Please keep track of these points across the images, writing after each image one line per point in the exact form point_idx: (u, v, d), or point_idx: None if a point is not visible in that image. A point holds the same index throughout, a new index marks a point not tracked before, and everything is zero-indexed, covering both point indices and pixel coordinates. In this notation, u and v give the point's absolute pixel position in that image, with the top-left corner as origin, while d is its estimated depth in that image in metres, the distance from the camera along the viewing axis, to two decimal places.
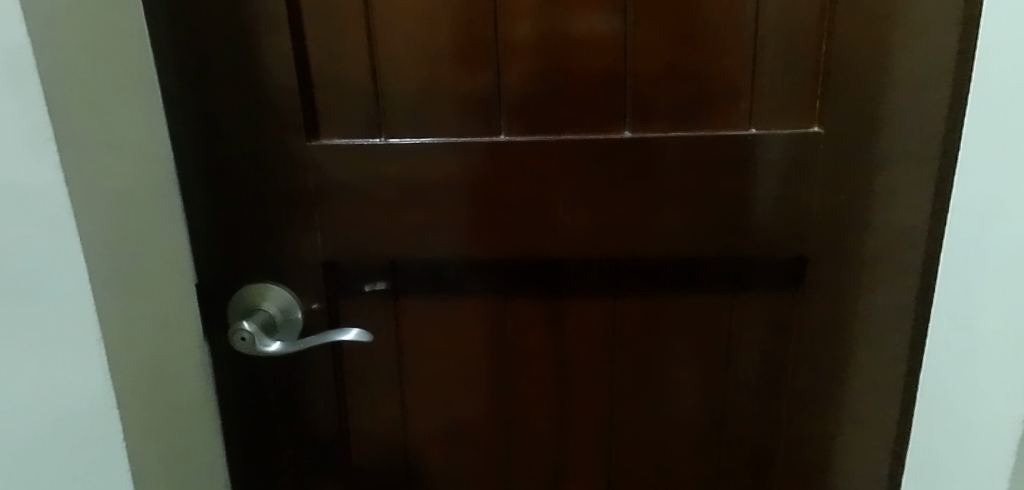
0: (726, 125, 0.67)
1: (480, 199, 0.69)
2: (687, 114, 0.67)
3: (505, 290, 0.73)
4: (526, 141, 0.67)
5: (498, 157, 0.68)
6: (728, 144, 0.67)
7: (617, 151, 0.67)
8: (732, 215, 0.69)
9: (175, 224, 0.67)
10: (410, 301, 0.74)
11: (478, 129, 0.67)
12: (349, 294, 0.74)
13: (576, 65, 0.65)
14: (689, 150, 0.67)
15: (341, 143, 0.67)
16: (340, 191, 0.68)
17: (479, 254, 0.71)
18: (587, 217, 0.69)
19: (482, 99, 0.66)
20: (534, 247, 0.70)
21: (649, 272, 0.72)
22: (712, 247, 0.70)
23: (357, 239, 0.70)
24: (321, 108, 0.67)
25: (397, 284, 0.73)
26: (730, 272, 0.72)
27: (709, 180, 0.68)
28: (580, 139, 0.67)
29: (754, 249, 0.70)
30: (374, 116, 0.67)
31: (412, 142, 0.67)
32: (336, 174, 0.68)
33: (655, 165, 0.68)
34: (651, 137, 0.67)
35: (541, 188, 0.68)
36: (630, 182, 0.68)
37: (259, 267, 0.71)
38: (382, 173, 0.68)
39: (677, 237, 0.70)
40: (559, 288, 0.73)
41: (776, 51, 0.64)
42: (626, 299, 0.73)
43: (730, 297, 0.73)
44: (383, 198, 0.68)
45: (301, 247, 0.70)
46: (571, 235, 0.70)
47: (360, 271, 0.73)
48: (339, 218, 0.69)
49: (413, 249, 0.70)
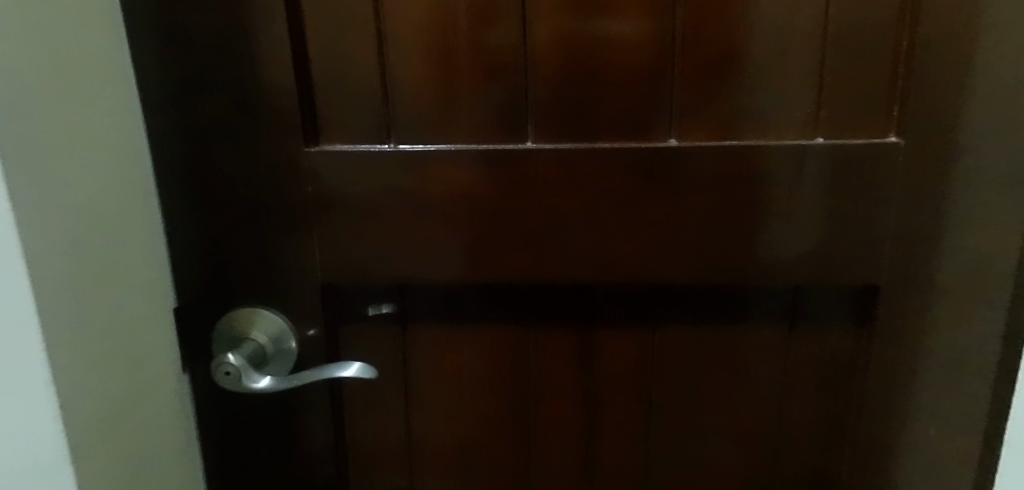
0: (788, 133, 0.58)
1: (503, 215, 0.60)
2: (743, 120, 0.58)
3: (528, 318, 0.64)
4: (557, 150, 0.58)
5: (524, 168, 0.59)
6: (788, 156, 0.58)
7: (661, 162, 0.58)
8: (791, 237, 0.60)
9: (154, 243, 0.59)
10: (420, 330, 0.65)
11: (501, 136, 0.59)
12: (351, 320, 0.65)
13: (617, 65, 0.56)
14: (743, 162, 0.58)
15: (346, 150, 0.59)
16: (343, 205, 0.60)
17: (500, 277, 0.62)
18: (625, 237, 0.60)
19: (507, 101, 0.58)
20: (563, 271, 0.61)
21: (693, 300, 0.63)
22: (767, 273, 0.61)
23: (361, 259, 0.61)
24: (321, 109, 0.58)
25: (405, 309, 0.65)
26: (787, 302, 0.63)
27: (765, 197, 0.59)
28: (619, 147, 0.58)
29: (815, 275, 0.61)
30: (383, 120, 0.58)
31: (427, 148, 0.58)
32: (338, 184, 0.59)
33: (705, 179, 0.59)
34: (700, 146, 0.58)
35: (573, 204, 0.60)
36: (675, 198, 0.59)
37: (248, 289, 0.62)
38: (391, 184, 0.59)
39: (728, 261, 0.61)
40: (590, 318, 0.64)
41: (851, 49, 0.55)
42: (666, 331, 0.64)
43: (786, 332, 0.63)
44: (392, 213, 0.60)
45: (299, 267, 0.62)
46: (606, 258, 0.61)
47: (364, 294, 0.64)
48: (341, 235, 0.61)
49: (425, 270, 0.62)
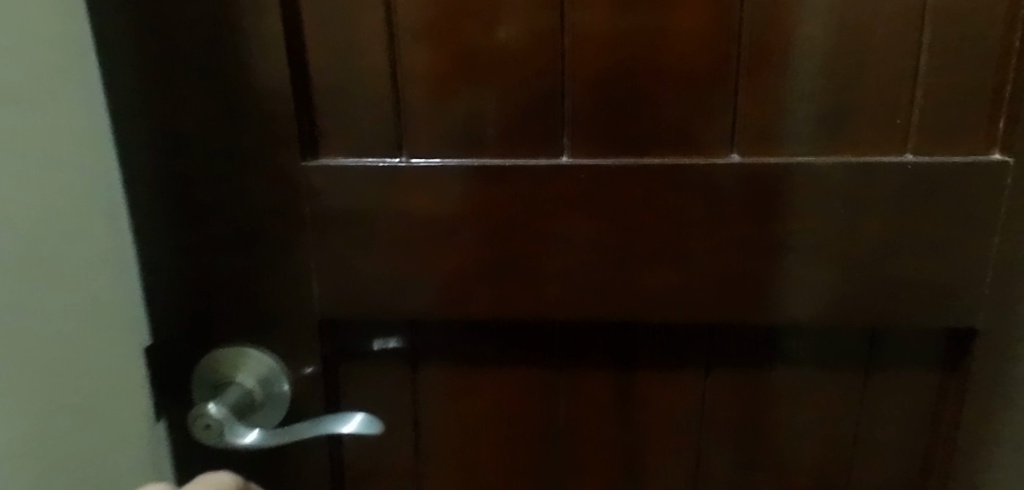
0: (873, 148, 0.49)
1: (532, 241, 0.51)
2: (818, 132, 0.49)
3: (558, 360, 0.56)
4: (598, 166, 0.50)
5: (558, 187, 0.50)
6: (873, 175, 0.49)
7: (719, 181, 0.50)
8: (873, 271, 0.51)
9: (123, 292, 0.52)
10: (433, 371, 0.57)
11: (533, 149, 0.50)
12: (353, 359, 0.57)
13: (671, 68, 0.48)
14: (818, 182, 0.49)
15: (349, 164, 0.50)
16: (345, 228, 0.51)
17: (528, 314, 0.53)
18: (675, 269, 0.52)
19: (540, 109, 0.49)
20: (602, 307, 0.53)
21: (752, 340, 0.54)
22: (842, 313, 0.52)
23: (365, 291, 0.52)
24: (321, 117, 0.49)
25: (417, 348, 0.56)
26: (861, 344, 0.54)
27: (844, 223, 0.50)
28: (671, 164, 0.49)
29: (900, 317, 0.52)
30: (394, 129, 0.49)
31: (444, 164, 0.50)
32: (340, 204, 0.50)
33: (771, 201, 0.50)
34: (768, 163, 0.49)
35: (615, 229, 0.51)
36: (735, 222, 0.50)
37: (234, 325, 0.53)
38: (403, 204, 0.50)
39: (796, 298, 0.52)
40: (632, 360, 0.55)
41: (954, 49, 0.46)
42: (719, 376, 0.56)
43: (860, 380, 0.55)
44: (403, 238, 0.51)
45: (293, 300, 0.53)
46: (653, 292, 0.52)
47: (368, 329, 0.55)
48: (342, 263, 0.52)
49: (441, 305, 0.53)
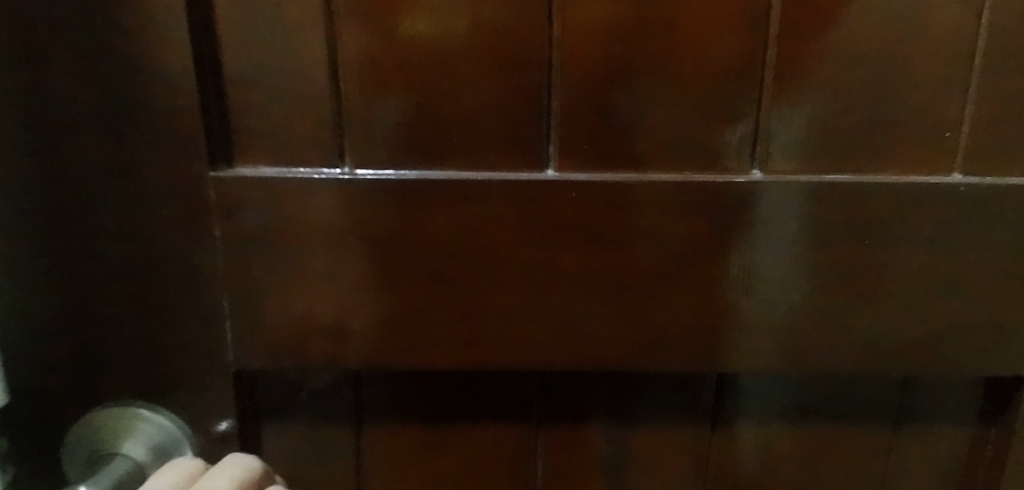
0: (915, 167, 0.41)
1: (510, 276, 0.41)
2: (853, 146, 0.40)
3: (538, 412, 0.47)
4: (593, 183, 0.40)
5: (542, 208, 0.40)
6: (917, 200, 0.41)
7: (738, 204, 0.41)
8: (911, 312, 0.43)
9: None
10: (382, 431, 0.46)
11: (510, 161, 0.40)
12: (278, 415, 0.45)
13: (682, 63, 0.39)
14: (853, 205, 0.41)
15: (276, 175, 0.39)
16: (269, 257, 0.40)
17: (502, 362, 0.43)
18: (680, 309, 0.42)
19: (521, 111, 0.39)
20: (593, 353, 0.43)
21: (765, 390, 0.47)
22: (873, 361, 0.44)
23: (294, 336, 0.41)
24: (239, 114, 0.38)
25: (363, 403, 0.45)
26: (892, 393, 0.47)
27: (881, 256, 0.42)
28: (680, 181, 0.40)
29: (941, 365, 0.44)
30: (335, 132, 0.39)
31: (398, 177, 0.39)
32: (261, 227, 0.39)
33: (799, 229, 0.41)
34: (797, 182, 0.40)
35: (610, 261, 0.41)
36: (755, 254, 0.41)
37: (123, 379, 0.42)
38: (344, 227, 0.39)
39: (823, 344, 0.43)
40: (625, 411, 0.47)
41: (1012, 50, 0.39)
42: (725, 427, 0.48)
43: (889, 434, 0.48)
44: (344, 271, 0.40)
45: (201, 348, 0.41)
46: (653, 338, 0.43)
47: (300, 380, 0.44)
48: (265, 302, 0.40)
49: (391, 354, 0.42)
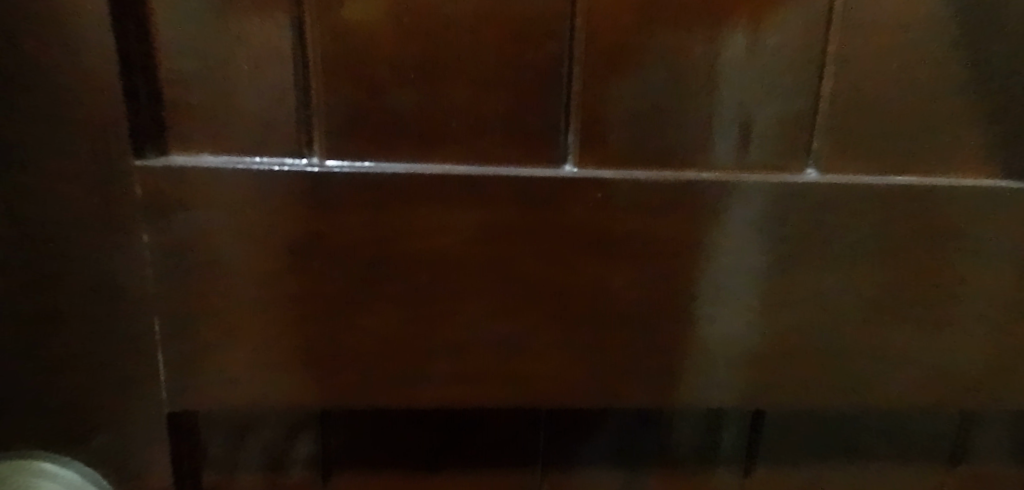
0: (994, 169, 0.35)
1: (517, 295, 0.34)
2: (925, 142, 0.34)
3: (543, 453, 0.39)
4: (621, 182, 0.33)
5: (558, 213, 0.33)
6: (999, 208, 0.34)
7: (792, 209, 0.34)
8: (984, 342, 0.37)
9: None
10: (354, 481, 0.38)
11: (520, 154, 0.33)
12: (225, 466, 0.36)
13: (731, 38, 0.32)
14: (925, 214, 0.34)
15: (223, 166, 0.30)
16: (214, 271, 0.31)
17: (504, 398, 0.36)
18: (718, 335, 0.35)
19: (533, 93, 0.32)
20: (613, 387, 0.36)
21: (809, 426, 0.41)
22: (938, 395, 0.38)
23: (247, 370, 0.33)
24: (174, 86, 0.30)
25: (334, 448, 0.37)
26: (948, 432, 0.41)
27: (954, 275, 0.35)
28: (724, 181, 0.33)
29: (1013, 398, 0.38)
30: (300, 112, 0.31)
31: (380, 171, 0.31)
32: (202, 233, 0.31)
33: (864, 242, 0.34)
34: (861, 184, 0.34)
35: (637, 277, 0.34)
36: (809, 270, 0.35)
37: (18, 422, 0.32)
38: (313, 235, 0.31)
39: (882, 375, 0.37)
40: (645, 450, 0.40)
41: None
42: (758, 468, 0.41)
43: (944, 473, 0.42)
44: (313, 289, 0.32)
45: (123, 383, 0.33)
46: (685, 370, 0.36)
47: (253, 424, 0.36)
48: (208, 326, 0.32)
49: (368, 390, 0.34)
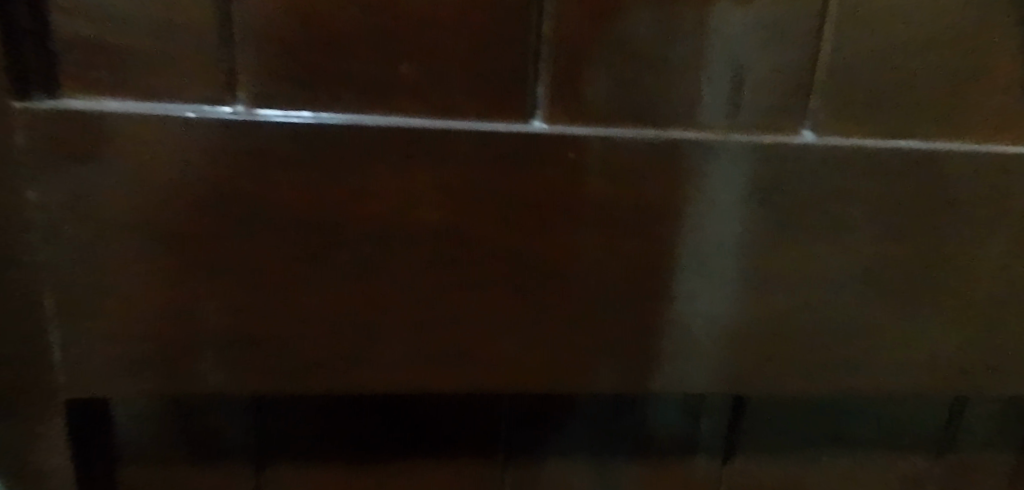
0: (1002, 136, 0.32)
1: (477, 267, 0.30)
2: (932, 103, 0.31)
3: (504, 442, 0.36)
4: (596, 140, 0.29)
5: (525, 174, 0.29)
6: (1004, 176, 0.32)
7: (784, 174, 0.30)
8: (983, 321, 0.34)
9: None
10: (293, 474, 0.34)
11: (482, 106, 0.28)
12: (144, 458, 0.32)
13: None
14: (925, 182, 0.31)
15: (127, 112, 0.26)
16: (122, 236, 0.27)
17: (461, 383, 0.32)
18: (701, 314, 0.32)
19: (497, 36, 0.28)
20: (582, 371, 0.32)
21: (791, 413, 0.38)
22: (928, 381, 0.35)
23: (165, 351, 0.29)
24: (63, 13, 0.25)
25: (268, 438, 0.33)
26: (936, 417, 0.39)
27: (955, 250, 0.32)
28: (710, 141, 0.30)
29: (1004, 383, 0.36)
30: (220, 51, 0.26)
31: (319, 122, 0.27)
32: (107, 190, 0.26)
33: (860, 212, 0.31)
34: (860, 147, 0.30)
35: (612, 248, 0.30)
36: (800, 242, 0.31)
37: None
38: (240, 196, 0.27)
39: (873, 359, 0.34)
40: (616, 439, 0.37)
41: None
42: (736, 456, 0.38)
43: (928, 462, 0.40)
44: (242, 259, 0.28)
45: (20, 362, 0.28)
46: (665, 353, 0.33)
47: (175, 411, 0.32)
48: (117, 302, 0.28)
49: (306, 372, 0.30)
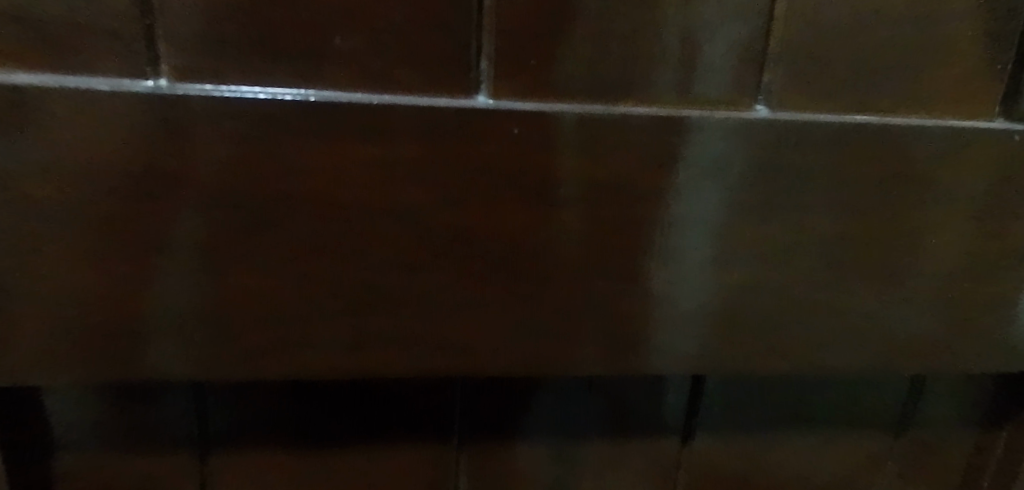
0: (958, 110, 0.31)
1: (422, 248, 0.29)
2: (887, 77, 0.30)
3: (458, 425, 0.35)
4: (542, 115, 0.28)
5: (469, 151, 0.28)
6: (961, 151, 0.31)
7: (737, 150, 0.30)
8: (939, 299, 0.34)
9: None
10: (238, 460, 0.33)
11: (423, 81, 0.27)
12: (82, 447, 0.31)
13: None
14: (881, 158, 0.31)
15: (42, 86, 0.24)
16: (47, 219, 0.26)
17: (409, 368, 0.31)
18: (656, 295, 0.31)
19: (437, 7, 0.27)
20: (534, 354, 0.32)
21: (750, 393, 0.37)
22: (885, 359, 0.35)
23: (97, 337, 0.28)
24: None
25: (211, 424, 0.32)
26: (895, 395, 0.39)
27: (912, 227, 0.32)
28: (662, 117, 0.29)
29: (961, 361, 0.35)
30: (142, 22, 0.25)
31: (250, 96, 0.26)
32: (27, 170, 0.25)
33: (816, 189, 0.31)
34: (814, 122, 0.30)
35: (561, 228, 0.29)
36: (755, 220, 0.31)
37: None
38: (170, 176, 0.26)
39: (830, 338, 0.34)
40: (573, 422, 0.36)
41: None
42: (695, 437, 0.38)
43: (887, 441, 0.40)
44: (176, 243, 0.27)
45: None
46: (620, 334, 0.32)
47: (113, 398, 0.31)
48: (46, 286, 0.27)
49: (246, 357, 0.29)
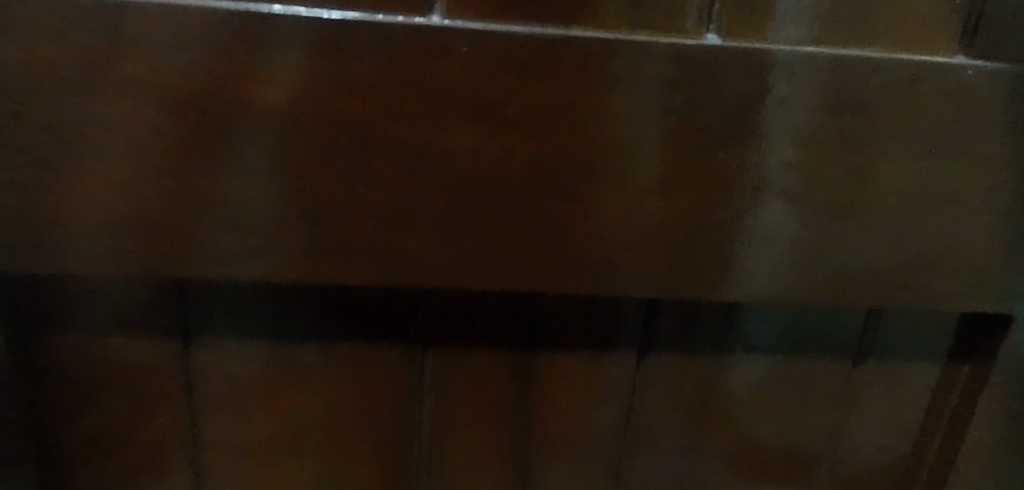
0: (909, 44, 0.32)
1: (381, 160, 0.31)
2: (835, 8, 0.31)
3: (423, 333, 0.38)
4: (493, 36, 0.30)
5: (424, 67, 0.29)
6: (913, 83, 0.31)
7: (685, 75, 0.31)
8: (895, 232, 0.34)
9: None
10: (222, 350, 0.37)
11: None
12: (83, 331, 0.35)
13: None
14: (831, 88, 0.31)
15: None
16: (38, 118, 0.29)
17: (372, 275, 0.33)
18: (609, 216, 0.33)
19: None
20: (489, 267, 0.33)
21: (706, 318, 0.39)
22: (838, 289, 0.35)
23: (86, 229, 0.31)
24: None
25: (197, 317, 0.36)
26: (852, 327, 0.40)
27: (863, 157, 0.33)
28: (611, 41, 0.30)
29: (919, 297, 0.36)
30: None
31: (219, 9, 0.28)
32: (21, 71, 0.28)
33: (764, 116, 0.31)
34: (761, 50, 0.31)
35: (513, 145, 0.31)
36: (704, 145, 0.32)
37: None
38: (147, 83, 0.28)
39: (783, 266, 0.35)
40: (532, 336, 0.39)
41: None
42: (651, 357, 0.40)
43: (844, 371, 0.41)
44: (154, 145, 0.29)
45: None
46: (573, 254, 0.33)
47: (109, 288, 0.35)
48: (39, 181, 0.30)
49: (220, 256, 0.32)
